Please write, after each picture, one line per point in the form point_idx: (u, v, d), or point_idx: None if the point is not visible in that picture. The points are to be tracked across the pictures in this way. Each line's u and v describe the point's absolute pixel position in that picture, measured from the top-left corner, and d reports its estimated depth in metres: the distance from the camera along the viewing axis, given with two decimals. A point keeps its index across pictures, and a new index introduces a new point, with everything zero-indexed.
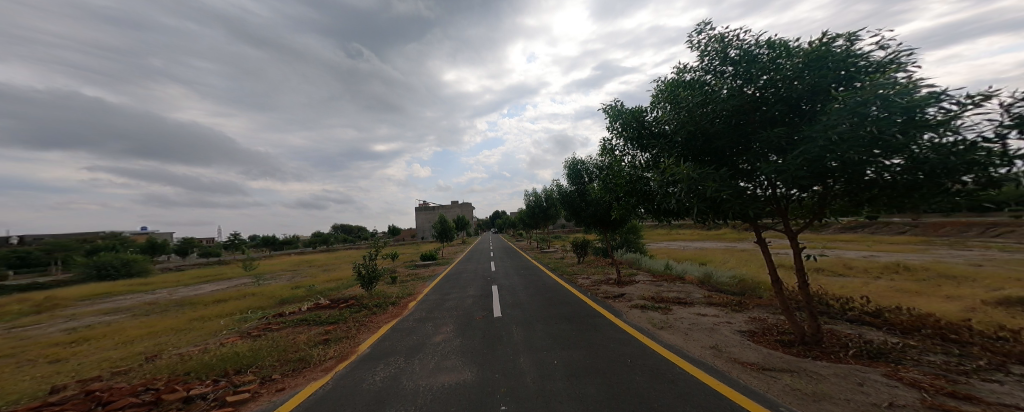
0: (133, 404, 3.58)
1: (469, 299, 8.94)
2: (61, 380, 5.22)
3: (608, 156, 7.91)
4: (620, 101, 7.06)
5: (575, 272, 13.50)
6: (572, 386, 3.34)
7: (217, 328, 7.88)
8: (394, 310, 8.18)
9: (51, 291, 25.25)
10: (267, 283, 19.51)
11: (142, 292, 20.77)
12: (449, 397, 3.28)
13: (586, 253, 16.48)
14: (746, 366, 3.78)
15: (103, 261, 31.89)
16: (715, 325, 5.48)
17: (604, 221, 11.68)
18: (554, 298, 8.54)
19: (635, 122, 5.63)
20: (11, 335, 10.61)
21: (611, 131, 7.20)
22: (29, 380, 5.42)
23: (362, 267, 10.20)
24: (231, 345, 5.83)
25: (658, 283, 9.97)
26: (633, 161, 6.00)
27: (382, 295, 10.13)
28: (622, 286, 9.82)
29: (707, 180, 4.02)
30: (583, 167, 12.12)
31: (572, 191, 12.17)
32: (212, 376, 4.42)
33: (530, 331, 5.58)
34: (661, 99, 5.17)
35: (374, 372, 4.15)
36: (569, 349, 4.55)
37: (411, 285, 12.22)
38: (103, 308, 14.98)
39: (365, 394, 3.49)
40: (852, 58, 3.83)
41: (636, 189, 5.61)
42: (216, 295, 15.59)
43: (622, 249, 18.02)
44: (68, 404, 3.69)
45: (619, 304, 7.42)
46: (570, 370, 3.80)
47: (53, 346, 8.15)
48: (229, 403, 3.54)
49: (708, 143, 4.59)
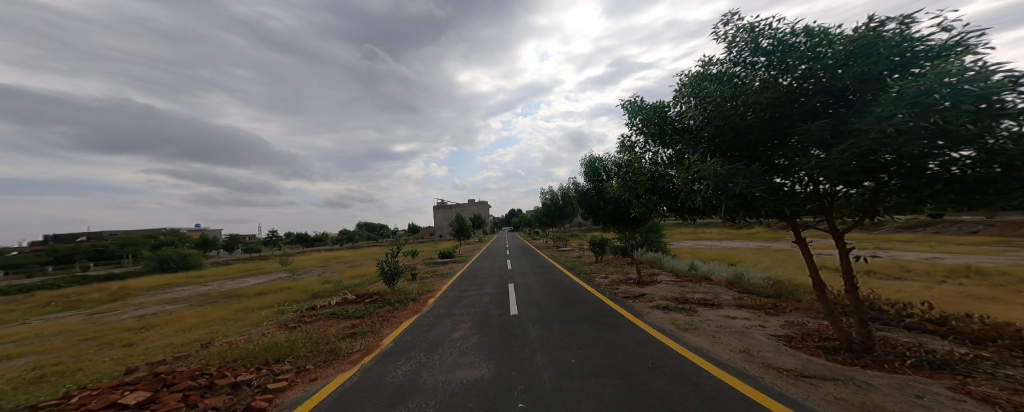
0: (191, 387, 3.93)
1: (486, 296, 9.01)
2: (133, 362, 5.82)
3: (628, 153, 7.67)
4: (639, 96, 6.84)
5: (592, 271, 13.22)
6: (590, 386, 3.31)
7: (258, 319, 8.41)
8: (414, 306, 8.41)
9: (121, 283, 28.22)
10: (300, 277, 20.63)
11: (197, 284, 22.73)
12: (467, 393, 3.32)
13: (603, 252, 16.12)
14: (781, 372, 3.58)
15: (165, 255, 35.27)
16: (746, 329, 5.21)
17: (622, 220, 11.32)
18: (572, 297, 8.48)
19: (657, 118, 5.47)
20: (93, 319, 12.04)
21: (631, 127, 6.98)
22: (106, 361, 6.08)
23: (385, 263, 10.50)
24: (271, 336, 6.22)
25: (682, 284, 9.63)
26: (655, 157, 5.90)
27: (403, 291, 10.41)
28: (642, 286, 9.55)
29: (737, 176, 3.82)
30: (601, 165, 11.82)
31: (589, 189, 11.90)
32: (256, 364, 4.75)
33: (546, 330, 5.54)
34: (684, 94, 5.00)
35: (397, 366, 4.29)
36: (586, 349, 4.49)
37: (430, 282, 12.48)
38: (164, 298, 16.56)
39: (389, 387, 3.63)
40: (908, 42, 3.50)
41: (657, 187, 5.50)
42: (257, 288, 16.69)
43: (643, 248, 17.48)
44: (135, 386, 4.08)
45: (639, 304, 7.21)
46: (587, 370, 3.76)
47: (125, 331, 9.09)
48: (269, 390, 3.80)
49: (738, 138, 4.35)
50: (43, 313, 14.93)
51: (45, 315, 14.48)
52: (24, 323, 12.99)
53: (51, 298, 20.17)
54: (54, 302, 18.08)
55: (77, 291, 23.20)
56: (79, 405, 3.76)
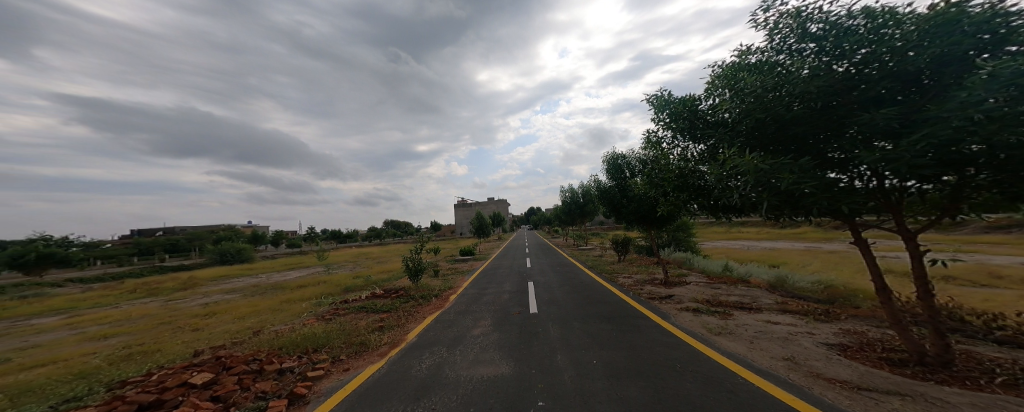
0: (244, 371, 4.28)
1: (506, 294, 9.04)
2: (199, 345, 6.47)
3: (654, 149, 7.36)
4: (666, 89, 6.57)
5: (614, 271, 12.86)
6: (613, 387, 3.23)
7: (299, 310, 9.00)
8: (437, 301, 8.62)
9: (188, 273, 31.40)
10: (335, 272, 21.81)
11: (250, 275, 24.79)
12: (487, 389, 3.35)
13: (626, 251, 15.61)
14: (834, 383, 3.29)
15: (225, 248, 38.73)
16: (791, 336, 4.85)
17: (647, 219, 10.75)
18: (594, 296, 8.32)
19: (687, 112, 5.50)
20: (169, 305, 13.56)
21: (657, 122, 6.71)
22: (179, 343, 6.81)
23: (409, 260, 10.84)
24: (309, 327, 6.64)
25: (714, 286, 9.10)
26: (684, 153, 5.88)
27: (426, 287, 10.68)
28: (669, 287, 9.15)
29: (782, 171, 3.54)
30: (624, 162, 11.37)
31: (612, 187, 11.54)
32: (297, 352, 5.09)
33: (566, 330, 5.47)
34: (720, 85, 4.89)
35: (420, 360, 4.41)
36: (608, 350, 4.39)
37: (451, 279, 12.74)
38: (224, 288, 18.23)
39: (413, 380, 3.74)
40: (999, 18, 3.08)
41: (687, 184, 5.47)
42: (299, 281, 17.89)
43: (670, 248, 16.68)
44: (201, 367, 4.52)
45: (666, 306, 6.90)
46: (608, 371, 3.67)
47: (193, 317, 10.12)
48: (309, 377, 4.06)
49: (783, 131, 4.03)
50: (129, 298, 17.00)
51: (131, 300, 16.45)
52: (115, 307, 14.82)
53: (133, 286, 22.87)
54: (137, 289, 20.50)
55: (155, 279, 26.18)
56: (157, 382, 4.22)
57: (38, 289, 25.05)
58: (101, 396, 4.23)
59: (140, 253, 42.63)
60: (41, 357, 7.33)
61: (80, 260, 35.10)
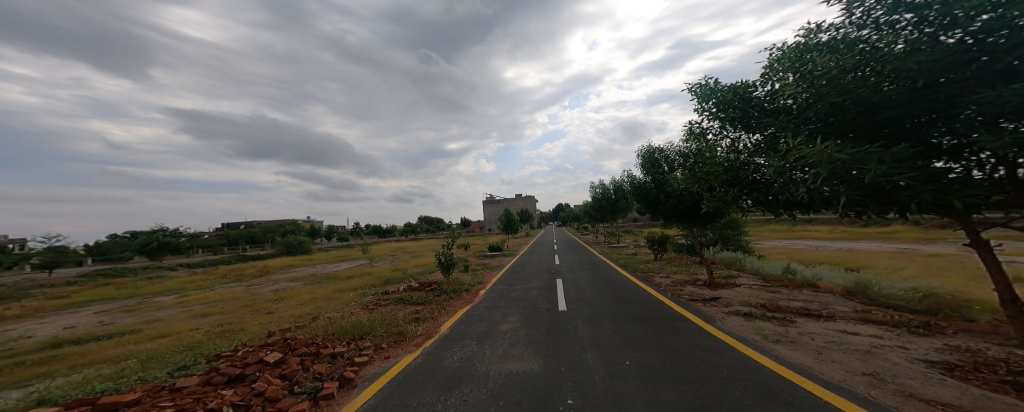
0: (303, 353, 4.70)
1: (534, 291, 9.00)
2: (277, 326, 7.30)
3: (697, 141, 6.87)
4: (711, 77, 6.14)
5: (651, 270, 12.28)
6: (649, 390, 3.10)
7: (348, 299, 9.68)
8: (467, 296, 8.82)
9: (262, 262, 35.20)
10: (378, 264, 23.12)
11: (309, 265, 27.17)
12: (516, 384, 3.37)
13: (664, 250, 14.83)
14: (931, 405, 2.89)
15: (289, 240, 42.75)
16: (875, 349, 4.33)
17: (688, 215, 10.10)
18: (628, 295, 8.05)
19: (740, 100, 5.09)
20: (251, 289, 15.47)
21: (701, 112, 6.27)
22: (258, 323, 7.72)
23: (441, 255, 11.17)
24: (355, 315, 7.12)
25: (770, 289, 8.35)
26: (735, 144, 5.45)
27: (457, 282, 10.94)
28: (714, 289, 8.55)
29: (869, 162, 3.16)
30: (662, 155, 10.70)
31: (647, 182, 10.81)
32: (346, 338, 5.48)
33: (597, 328, 5.33)
34: (780, 70, 4.47)
35: (453, 352, 4.55)
36: (642, 351, 4.21)
37: (480, 274, 12.96)
38: (291, 276, 20.27)
39: (445, 371, 3.87)
40: None
41: (738, 178, 5.04)
42: (349, 272, 19.27)
43: (716, 247, 15.66)
44: (272, 347, 5.03)
45: (710, 309, 6.47)
46: (643, 373, 3.52)
47: (267, 301, 11.37)
48: (356, 363, 4.36)
49: (868, 116, 3.60)
50: (220, 282, 19.59)
51: (223, 284, 18.98)
52: (211, 289, 17.11)
53: (223, 271, 26.29)
54: (228, 274, 23.57)
55: (240, 266, 29.91)
56: (242, 358, 4.79)
57: (161, 271, 30.01)
58: (203, 367, 4.88)
59: (229, 243, 49.03)
60: (158, 330, 8.66)
61: (184, 248, 41.03)
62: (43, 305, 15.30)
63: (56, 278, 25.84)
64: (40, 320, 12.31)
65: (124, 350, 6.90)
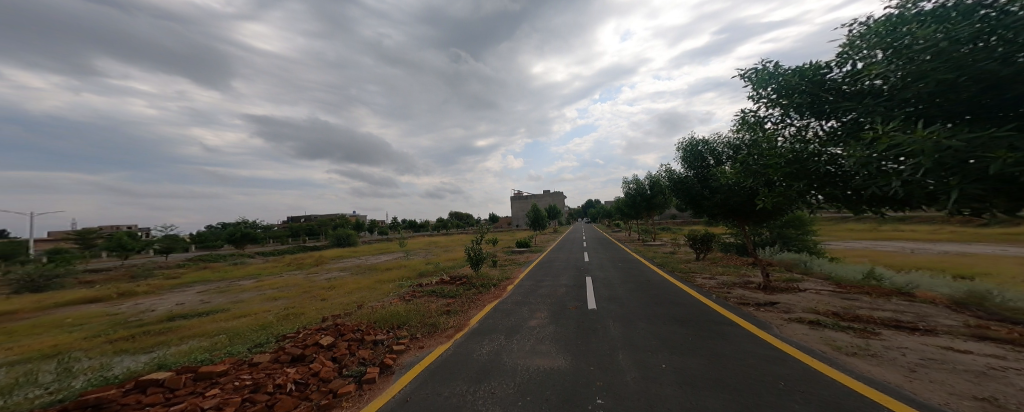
0: (348, 338, 5.01)
1: (561, 288, 8.90)
2: (334, 311, 7.91)
3: (753, 130, 6.40)
4: (768, 61, 5.69)
5: (693, 270, 11.64)
6: (688, 396, 2.95)
7: (387, 290, 10.19)
8: (495, 291, 8.92)
9: (318, 252, 38.09)
10: (415, 257, 24.03)
11: (356, 257, 28.93)
12: (543, 380, 3.37)
13: (706, 250, 14.01)
14: None
15: (339, 233, 45.80)
16: (993, 370, 3.77)
17: (738, 211, 9.44)
18: (665, 296, 7.72)
19: (811, 83, 4.67)
20: (311, 276, 16.86)
21: (758, 99, 5.83)
22: (324, 307, 8.45)
23: (471, 250, 11.36)
24: (392, 306, 7.48)
25: (841, 296, 7.61)
26: (803, 133, 5.03)
27: (486, 276, 11.10)
28: (770, 293, 7.94)
29: (993, 149, 2.78)
30: (707, 148, 10.04)
31: (690, 177, 10.27)
32: (384, 327, 5.78)
33: (629, 328, 5.17)
34: (868, 46, 4.06)
35: (481, 345, 4.64)
36: (681, 355, 4.02)
37: (508, 269, 13.07)
38: (342, 266, 21.75)
39: (474, 364, 3.95)
40: None
41: (806, 169, 4.69)
42: (390, 264, 20.26)
43: (776, 247, 14.54)
44: (326, 331, 5.44)
45: (766, 315, 6.01)
46: (681, 377, 3.37)
47: (321, 288, 12.29)
48: (393, 350, 4.59)
49: (987, 94, 3.18)
50: (284, 269, 21.57)
51: (289, 271, 20.87)
52: (279, 275, 18.93)
53: (291, 259, 28.85)
54: (293, 262, 25.80)
55: (303, 255, 32.66)
56: (302, 339, 5.22)
57: (244, 257, 33.82)
58: (274, 345, 5.39)
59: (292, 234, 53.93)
60: (241, 309, 9.68)
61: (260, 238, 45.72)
62: (165, 283, 18.15)
63: (171, 261, 30.54)
64: (158, 296, 14.46)
65: (218, 326, 7.79)
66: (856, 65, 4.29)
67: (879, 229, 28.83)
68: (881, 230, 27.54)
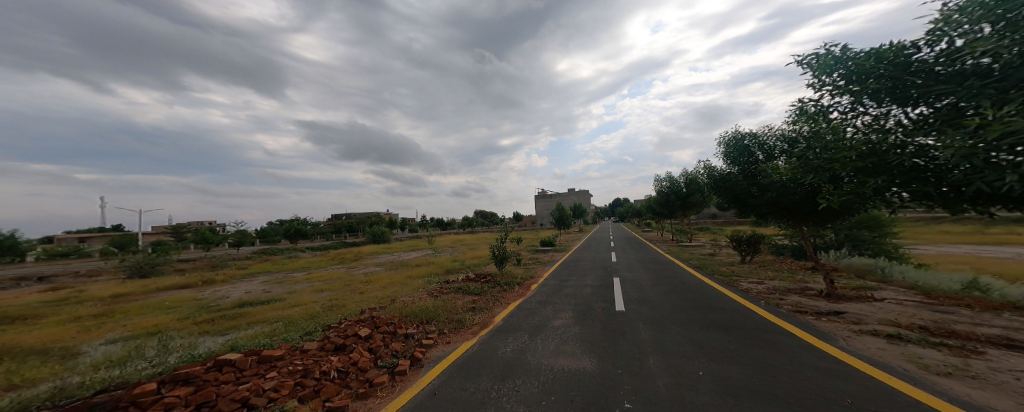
0: (382, 331, 5.22)
1: (587, 288, 8.77)
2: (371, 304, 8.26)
3: (815, 122, 5.87)
4: (833, 45, 5.18)
5: (736, 273, 11.03)
6: (726, 406, 2.81)
7: (418, 286, 10.49)
8: (520, 289, 8.93)
9: (358, 248, 39.97)
10: (444, 254, 24.60)
11: (391, 253, 30.06)
12: (568, 381, 3.35)
13: (753, 252, 13.21)
14: None
15: (375, 230, 47.77)
16: None
17: (787, 210, 8.81)
18: (703, 300, 7.36)
19: (895, 65, 4.26)
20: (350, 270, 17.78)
21: (822, 87, 5.37)
22: (363, 300, 8.89)
23: (495, 248, 11.44)
24: (421, 301, 7.70)
25: (926, 308, 6.87)
26: (882, 121, 4.63)
27: (510, 274, 11.15)
28: (835, 302, 7.33)
29: None
30: (753, 142, 9.44)
31: (735, 174, 9.77)
32: (414, 321, 5.96)
33: (661, 333, 4.98)
34: (970, 21, 3.65)
35: (506, 343, 4.66)
36: (721, 363, 3.83)
37: (533, 268, 13.07)
38: (379, 261, 22.73)
39: (500, 361, 3.98)
40: None
41: (889, 160, 4.35)
42: (422, 260, 20.86)
43: (845, 252, 13.32)
44: (364, 323, 5.69)
45: (830, 325, 5.55)
46: (719, 387, 3.20)
47: (360, 282, 12.89)
48: (422, 344, 4.73)
49: None
50: (326, 264, 22.91)
51: (332, 265, 22.11)
52: (325, 269, 20.13)
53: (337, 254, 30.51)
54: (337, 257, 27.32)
55: (348, 251, 34.47)
56: (344, 329, 5.50)
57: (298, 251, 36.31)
58: (321, 334, 5.74)
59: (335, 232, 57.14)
60: (295, 299, 10.37)
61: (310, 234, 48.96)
62: (235, 272, 20.11)
63: (240, 253, 33.85)
64: (233, 284, 15.88)
65: (277, 314, 8.36)
66: (953, 42, 3.88)
67: (979, 231, 24.74)
68: (969, 230, 24.24)
